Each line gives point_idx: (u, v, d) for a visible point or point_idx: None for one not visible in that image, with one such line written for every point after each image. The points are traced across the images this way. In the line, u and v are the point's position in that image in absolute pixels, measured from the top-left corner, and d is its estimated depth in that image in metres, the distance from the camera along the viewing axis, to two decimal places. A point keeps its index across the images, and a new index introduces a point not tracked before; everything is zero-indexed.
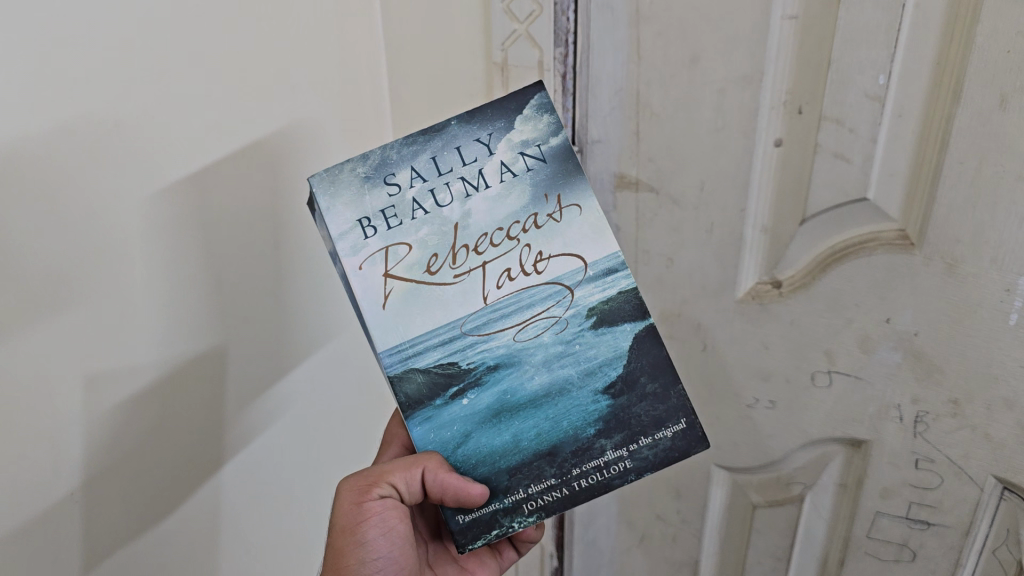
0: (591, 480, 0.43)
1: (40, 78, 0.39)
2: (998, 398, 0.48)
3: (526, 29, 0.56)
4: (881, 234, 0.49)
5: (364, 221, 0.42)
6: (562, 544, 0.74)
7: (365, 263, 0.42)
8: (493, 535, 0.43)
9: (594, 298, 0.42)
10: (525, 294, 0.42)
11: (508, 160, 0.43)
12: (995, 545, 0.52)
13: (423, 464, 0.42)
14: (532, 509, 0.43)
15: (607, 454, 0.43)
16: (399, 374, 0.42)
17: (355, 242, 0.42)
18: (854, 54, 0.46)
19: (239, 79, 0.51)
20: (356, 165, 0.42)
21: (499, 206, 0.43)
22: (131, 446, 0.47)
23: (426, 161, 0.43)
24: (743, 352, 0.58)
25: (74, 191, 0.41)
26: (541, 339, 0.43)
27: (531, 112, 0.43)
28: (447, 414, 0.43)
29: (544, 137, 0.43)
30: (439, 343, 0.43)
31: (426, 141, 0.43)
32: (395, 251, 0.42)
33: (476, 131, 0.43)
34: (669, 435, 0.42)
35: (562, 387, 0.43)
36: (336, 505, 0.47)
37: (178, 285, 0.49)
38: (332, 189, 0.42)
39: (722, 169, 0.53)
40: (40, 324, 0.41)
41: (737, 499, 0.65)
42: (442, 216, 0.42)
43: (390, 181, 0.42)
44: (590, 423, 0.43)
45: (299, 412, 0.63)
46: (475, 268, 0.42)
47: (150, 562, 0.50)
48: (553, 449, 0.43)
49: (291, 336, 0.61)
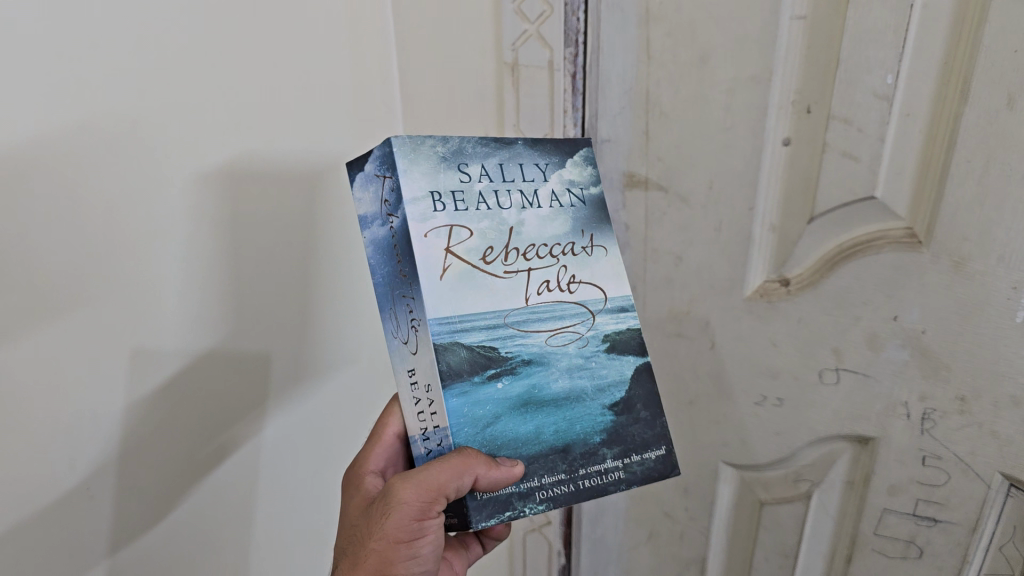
0: (591, 483, 0.43)
1: (56, 79, 0.40)
2: (1004, 395, 0.48)
3: (536, 30, 0.57)
4: (889, 231, 0.50)
5: (436, 195, 0.40)
6: (569, 542, 0.76)
7: (430, 233, 0.40)
8: (504, 518, 0.41)
9: (610, 327, 0.45)
10: (559, 306, 0.44)
11: (557, 191, 0.45)
12: (1001, 541, 0.52)
13: (472, 472, 0.39)
14: (542, 498, 0.42)
15: (607, 462, 0.43)
16: (445, 345, 0.40)
17: (424, 211, 0.40)
18: (862, 55, 0.46)
19: (254, 80, 0.52)
20: (436, 143, 0.41)
21: (549, 224, 0.44)
22: (141, 442, 0.49)
23: (495, 165, 0.43)
24: (750, 350, 0.59)
25: (85, 194, 0.43)
26: (567, 348, 0.44)
27: (579, 159, 0.46)
28: (483, 393, 0.41)
29: (587, 184, 0.46)
30: (485, 326, 0.41)
31: (496, 147, 0.43)
32: (458, 232, 0.41)
33: (537, 157, 0.45)
34: (653, 456, 0.44)
35: (578, 395, 0.44)
36: (388, 515, 0.43)
37: (190, 284, 0.50)
38: (412, 155, 0.40)
39: (731, 168, 0.54)
40: (52, 320, 0.42)
41: (744, 495, 0.65)
42: (502, 216, 0.43)
43: (462, 169, 0.42)
44: (598, 432, 0.44)
45: (311, 403, 0.64)
46: (522, 271, 0.43)
47: (159, 554, 0.53)
48: (566, 447, 0.43)
49: (307, 340, 0.62)
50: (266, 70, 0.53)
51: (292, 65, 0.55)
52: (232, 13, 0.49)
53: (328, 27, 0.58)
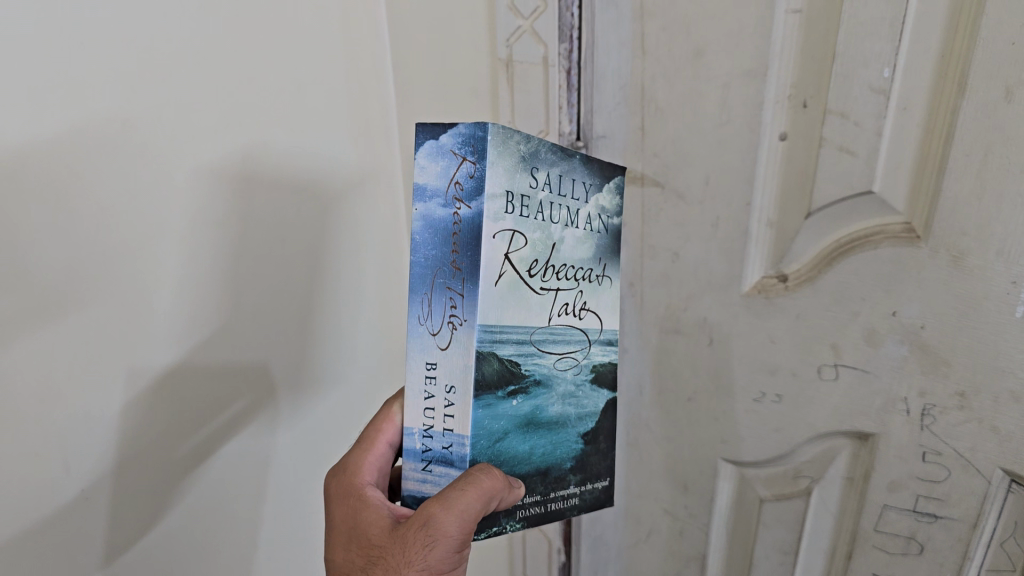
0: (556, 506, 0.46)
1: (45, 77, 0.40)
2: (1004, 390, 0.48)
3: (530, 26, 0.57)
4: (886, 226, 0.49)
5: (509, 197, 0.38)
6: (569, 540, 0.78)
7: (496, 236, 0.38)
8: (487, 533, 0.44)
9: (600, 358, 0.47)
10: (569, 331, 0.45)
11: (591, 215, 0.45)
12: (1003, 537, 0.52)
13: (497, 496, 0.40)
14: (521, 516, 0.45)
15: (570, 488, 0.47)
16: (484, 353, 0.39)
17: (496, 211, 0.38)
18: (858, 48, 0.46)
19: (251, 79, 0.52)
20: (521, 141, 0.38)
21: (580, 247, 0.44)
22: (136, 440, 0.49)
23: (557, 176, 0.41)
24: (749, 345, 0.58)
25: (75, 192, 0.43)
26: (566, 373, 0.45)
27: (612, 187, 0.46)
28: (501, 408, 0.42)
29: (611, 213, 0.47)
30: (516, 341, 0.41)
31: (562, 158, 0.42)
32: (518, 239, 0.39)
33: (585, 176, 0.44)
34: (600, 486, 0.49)
35: (564, 420, 0.46)
36: (432, 547, 0.40)
37: (183, 279, 0.50)
38: (501, 148, 0.37)
39: (727, 164, 0.53)
40: (49, 323, 0.43)
41: (744, 493, 0.65)
42: (551, 229, 0.42)
43: (534, 173, 0.39)
44: (568, 458, 0.47)
45: (312, 400, 0.64)
46: (552, 289, 0.43)
47: (156, 549, 0.53)
48: (546, 469, 0.46)
49: (309, 342, 0.62)
50: (260, 68, 0.53)
51: (287, 63, 0.55)
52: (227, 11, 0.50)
53: (325, 26, 0.58)
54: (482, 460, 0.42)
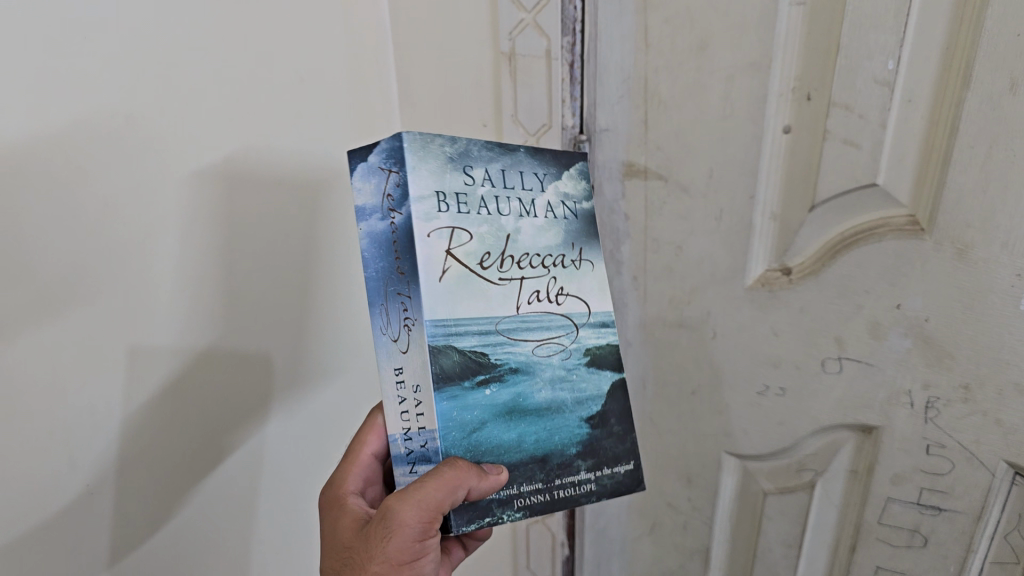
0: (565, 493, 0.44)
1: (52, 73, 0.40)
2: (1009, 382, 0.48)
3: (532, 19, 0.57)
4: (891, 219, 0.49)
5: (440, 196, 0.40)
6: (573, 534, 0.78)
7: (432, 234, 0.39)
8: (484, 524, 0.41)
9: (591, 341, 0.46)
10: (546, 316, 0.44)
11: (552, 202, 0.45)
12: (1006, 530, 0.52)
13: (465, 485, 0.39)
14: (521, 505, 0.42)
15: (581, 474, 0.44)
16: (440, 347, 0.39)
17: (428, 211, 0.39)
18: (863, 40, 0.46)
19: (253, 75, 0.52)
20: (445, 143, 0.40)
21: (542, 235, 0.44)
22: (144, 438, 0.50)
23: (497, 171, 0.43)
24: (752, 339, 0.58)
25: (81, 187, 0.43)
26: (551, 359, 0.44)
27: (575, 173, 0.47)
28: (472, 398, 0.41)
29: (580, 198, 0.47)
30: (478, 332, 0.41)
31: (501, 153, 0.43)
32: (460, 235, 0.40)
33: (537, 166, 0.45)
34: (622, 471, 0.46)
35: (558, 405, 0.44)
36: (389, 538, 0.42)
37: (188, 277, 0.50)
38: (421, 152, 0.39)
39: (731, 157, 0.53)
40: (51, 321, 0.43)
41: (748, 486, 0.65)
42: (501, 222, 0.42)
43: (468, 171, 0.41)
44: (573, 443, 0.44)
45: (310, 395, 0.64)
46: (515, 279, 0.43)
47: (164, 548, 0.53)
48: (545, 456, 0.43)
49: (305, 341, 0.62)
50: (262, 63, 0.53)
51: (288, 59, 0.55)
52: (228, 6, 0.50)
53: (326, 22, 0.59)
54: (457, 452, 0.41)
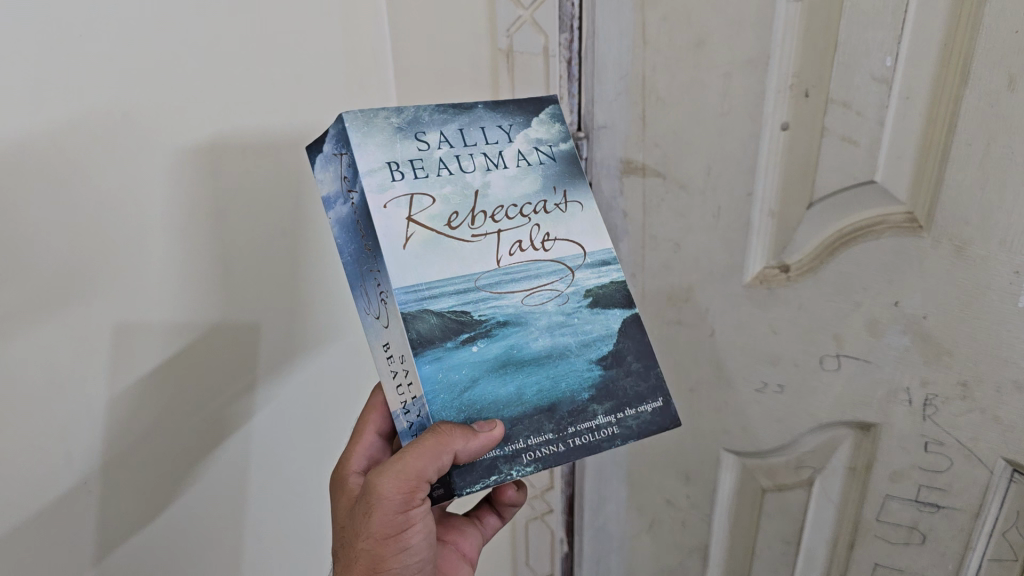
0: (582, 440, 0.42)
1: (48, 72, 0.40)
2: (1007, 379, 0.48)
3: (530, 16, 0.57)
4: (888, 216, 0.49)
5: (393, 165, 0.40)
6: (572, 531, 0.77)
7: (390, 203, 0.40)
8: (492, 483, 0.41)
9: (592, 282, 0.44)
10: (534, 265, 0.43)
11: (523, 151, 0.45)
12: (1004, 527, 0.52)
13: (451, 449, 0.38)
14: (530, 459, 0.41)
15: (599, 418, 0.43)
16: (414, 313, 0.39)
17: (381, 181, 0.40)
18: (861, 37, 0.46)
19: (250, 74, 0.53)
20: (390, 115, 0.41)
21: (516, 184, 0.44)
22: (144, 437, 0.50)
23: (454, 131, 0.43)
24: (751, 336, 0.58)
25: (77, 184, 0.43)
26: (545, 307, 0.43)
27: (545, 117, 0.46)
28: (457, 357, 0.40)
29: (556, 141, 0.46)
30: (455, 291, 0.41)
31: (455, 114, 0.43)
32: (420, 200, 0.41)
33: (499, 119, 0.44)
34: (647, 411, 0.43)
35: (561, 352, 0.43)
36: (371, 515, 0.43)
37: (186, 276, 0.51)
38: (365, 129, 0.40)
39: (729, 153, 0.53)
40: (52, 316, 0.43)
41: (747, 483, 0.65)
42: (466, 179, 0.42)
43: (421, 137, 0.42)
44: (585, 388, 0.43)
45: (301, 377, 0.65)
46: (491, 233, 0.42)
47: (164, 545, 0.54)
48: (552, 406, 0.42)
49: (296, 328, 0.63)
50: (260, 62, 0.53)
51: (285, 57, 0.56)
52: (228, 8, 0.50)
53: (324, 21, 0.59)
54: (448, 414, 0.40)
